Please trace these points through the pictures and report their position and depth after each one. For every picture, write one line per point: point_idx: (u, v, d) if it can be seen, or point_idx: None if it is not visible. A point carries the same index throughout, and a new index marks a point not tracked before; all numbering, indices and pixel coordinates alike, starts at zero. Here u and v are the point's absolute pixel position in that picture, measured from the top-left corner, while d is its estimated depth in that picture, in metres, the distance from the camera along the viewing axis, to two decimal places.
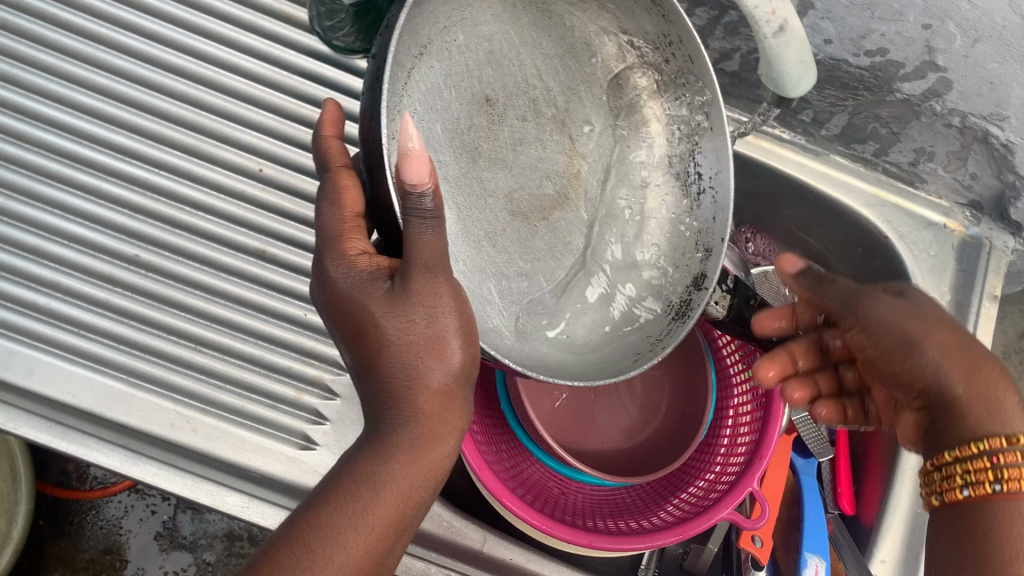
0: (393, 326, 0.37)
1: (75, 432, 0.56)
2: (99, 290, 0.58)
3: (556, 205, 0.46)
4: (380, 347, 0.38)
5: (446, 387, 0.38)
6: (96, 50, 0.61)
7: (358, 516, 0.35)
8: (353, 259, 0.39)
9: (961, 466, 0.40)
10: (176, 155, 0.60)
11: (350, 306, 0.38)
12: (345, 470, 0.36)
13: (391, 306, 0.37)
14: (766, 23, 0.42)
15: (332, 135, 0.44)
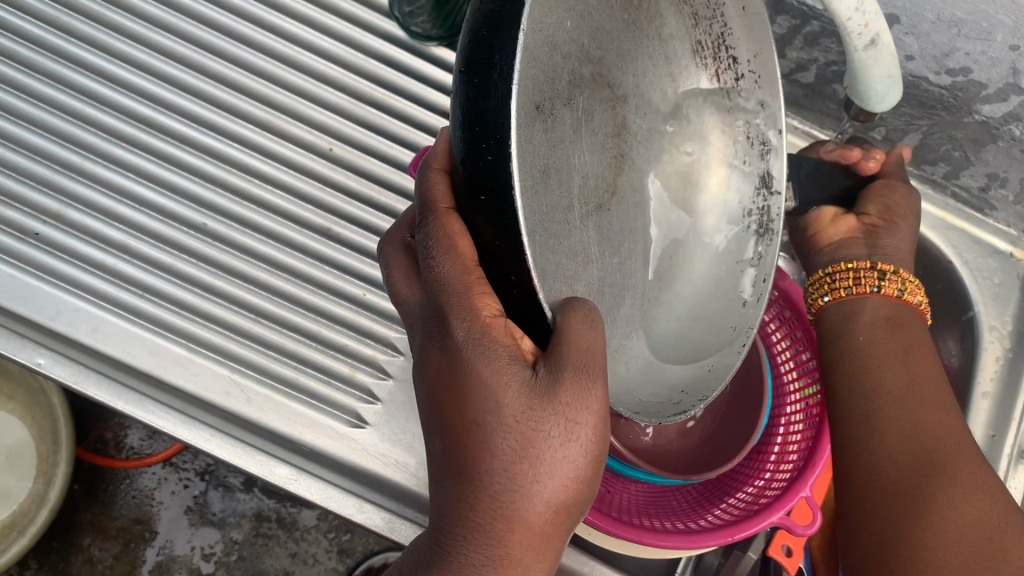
0: (517, 423, 0.31)
1: (133, 393, 0.57)
2: (166, 256, 0.59)
3: (618, 172, 0.37)
4: (489, 453, 0.31)
5: (551, 522, 0.32)
6: (182, 22, 0.62)
7: None
8: (480, 338, 0.31)
9: (883, 279, 0.56)
10: (250, 129, 0.61)
11: (473, 392, 0.31)
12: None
13: (525, 401, 0.31)
14: (858, 35, 0.42)
15: (439, 169, 0.33)
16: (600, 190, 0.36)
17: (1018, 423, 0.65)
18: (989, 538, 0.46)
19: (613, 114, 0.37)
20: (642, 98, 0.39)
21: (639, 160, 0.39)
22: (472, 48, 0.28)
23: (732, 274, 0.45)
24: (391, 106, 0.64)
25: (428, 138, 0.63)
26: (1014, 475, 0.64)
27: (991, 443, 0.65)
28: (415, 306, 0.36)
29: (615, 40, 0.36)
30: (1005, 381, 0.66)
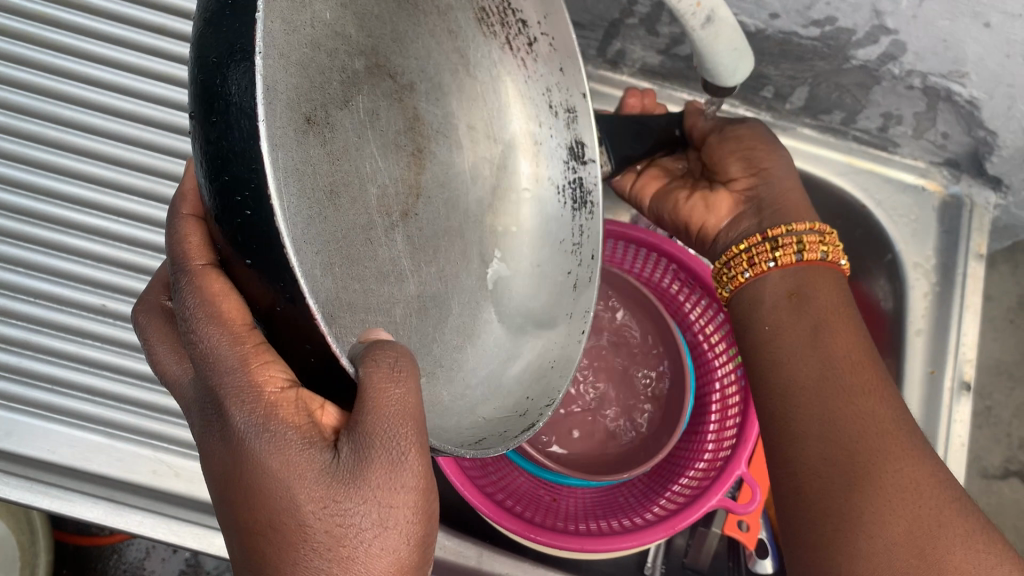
0: (322, 509, 0.31)
1: (55, 488, 0.56)
2: (69, 344, 0.57)
3: (419, 171, 0.40)
4: (298, 545, 0.31)
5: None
6: (43, 103, 0.59)
7: None
8: (275, 417, 0.30)
9: (772, 244, 0.53)
10: (133, 201, 0.59)
11: (270, 490, 0.31)
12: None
13: (332, 485, 0.31)
14: (692, 15, 0.41)
15: (194, 220, 0.32)
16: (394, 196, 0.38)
17: (954, 356, 0.64)
18: (925, 546, 0.41)
19: (400, 106, 0.39)
20: (430, 85, 0.41)
21: (442, 152, 0.41)
22: (201, 82, 0.26)
23: (566, 257, 0.46)
24: None
25: None
26: (958, 408, 0.63)
27: (931, 379, 0.64)
28: (189, 382, 0.35)
29: (386, 24, 0.38)
30: (935, 316, 0.65)
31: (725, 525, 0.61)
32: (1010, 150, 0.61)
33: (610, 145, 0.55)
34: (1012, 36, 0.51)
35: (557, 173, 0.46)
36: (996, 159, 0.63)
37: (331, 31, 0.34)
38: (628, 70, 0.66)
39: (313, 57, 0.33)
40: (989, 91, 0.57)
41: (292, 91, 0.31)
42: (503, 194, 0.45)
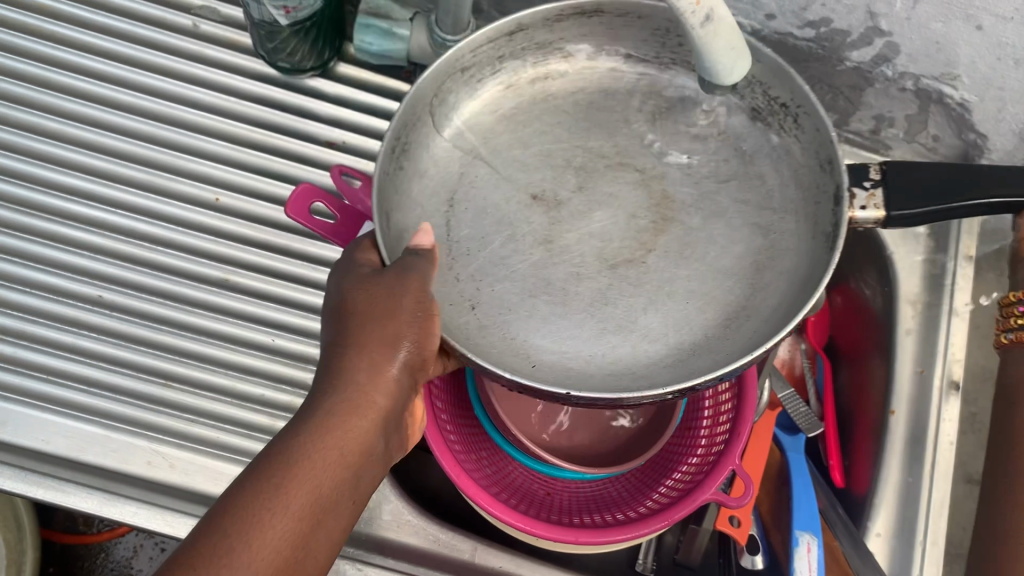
0: (365, 303, 0.40)
1: (51, 479, 0.56)
2: (66, 335, 0.58)
3: (659, 234, 0.46)
4: (353, 326, 0.40)
5: (314, 518, 0.35)
6: (42, 95, 0.61)
7: (281, 494, 0.34)
8: (360, 259, 0.42)
9: None
10: (131, 194, 0.60)
11: (343, 301, 0.41)
12: (198, 540, 0.32)
13: (370, 283, 0.41)
14: (691, 14, 0.41)
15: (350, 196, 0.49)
16: (612, 249, 0.46)
17: (943, 356, 0.64)
18: None
19: (647, 188, 0.48)
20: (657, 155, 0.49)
21: (703, 209, 0.47)
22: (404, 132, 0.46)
23: (823, 245, 0.44)
24: (273, 146, 0.63)
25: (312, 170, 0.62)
26: (947, 408, 0.63)
27: (920, 378, 0.64)
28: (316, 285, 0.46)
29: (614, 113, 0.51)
30: (924, 316, 0.66)
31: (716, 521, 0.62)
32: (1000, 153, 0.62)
33: (888, 193, 0.49)
34: (1003, 39, 0.52)
35: (826, 221, 0.44)
36: None
37: (546, 156, 0.49)
38: None
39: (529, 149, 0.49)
40: (980, 95, 0.57)
41: (470, 178, 0.49)
42: (772, 263, 0.45)
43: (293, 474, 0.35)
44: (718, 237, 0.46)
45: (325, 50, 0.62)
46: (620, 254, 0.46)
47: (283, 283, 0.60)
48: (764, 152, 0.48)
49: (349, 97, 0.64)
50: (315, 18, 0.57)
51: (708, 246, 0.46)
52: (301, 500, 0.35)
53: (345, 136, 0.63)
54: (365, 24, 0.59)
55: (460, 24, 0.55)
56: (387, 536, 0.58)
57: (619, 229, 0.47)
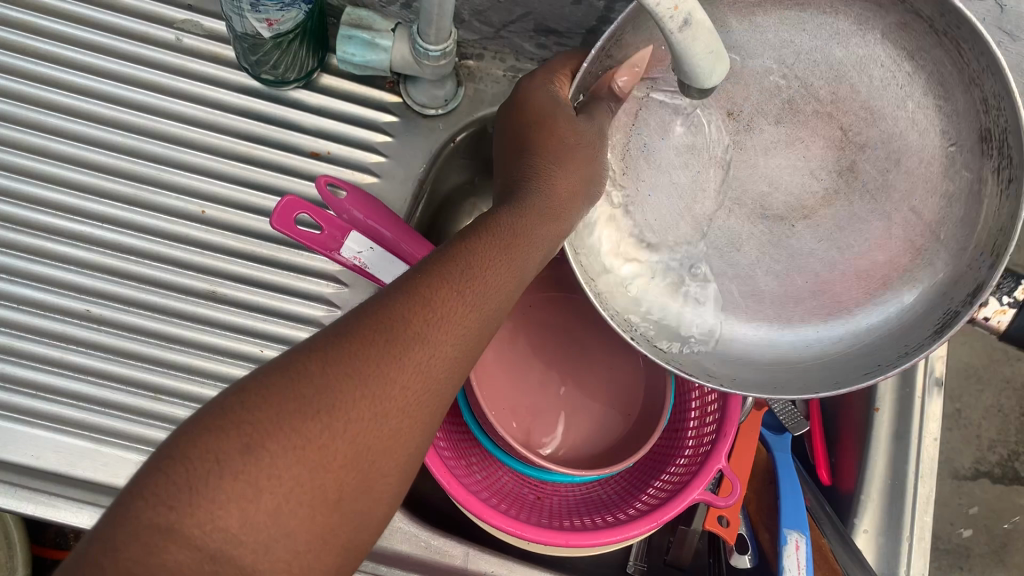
0: (553, 133, 0.46)
1: (43, 494, 0.56)
2: (54, 350, 0.58)
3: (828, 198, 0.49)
4: (548, 139, 0.46)
5: (460, 353, 0.35)
6: (26, 111, 0.61)
7: (493, 247, 0.38)
8: (558, 87, 0.49)
9: None
10: (118, 208, 0.61)
11: (530, 115, 0.47)
12: (338, 344, 0.32)
13: (561, 128, 0.46)
14: (670, 19, 0.40)
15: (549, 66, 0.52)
16: (782, 199, 0.50)
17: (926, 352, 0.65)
18: None
19: (839, 149, 0.48)
20: (890, 130, 0.47)
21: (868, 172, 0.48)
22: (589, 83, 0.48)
23: (933, 323, 0.45)
24: (259, 158, 0.63)
25: (298, 181, 0.63)
26: (930, 404, 0.64)
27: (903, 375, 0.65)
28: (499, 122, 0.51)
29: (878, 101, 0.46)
30: None
31: (705, 521, 0.63)
32: None
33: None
34: None
35: (956, 301, 0.45)
36: None
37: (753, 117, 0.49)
38: None
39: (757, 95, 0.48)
40: None
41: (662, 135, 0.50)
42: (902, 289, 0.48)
43: (491, 245, 0.38)
44: (868, 235, 0.49)
45: (308, 61, 0.62)
46: (792, 207, 0.50)
47: (271, 294, 0.61)
48: (969, 177, 0.45)
49: (333, 108, 0.65)
50: (296, 31, 0.57)
51: (858, 240, 0.49)
52: (454, 326, 0.35)
53: (330, 146, 0.64)
54: (348, 35, 0.59)
55: (442, 34, 0.55)
56: (378, 543, 0.58)
57: (802, 175, 0.50)
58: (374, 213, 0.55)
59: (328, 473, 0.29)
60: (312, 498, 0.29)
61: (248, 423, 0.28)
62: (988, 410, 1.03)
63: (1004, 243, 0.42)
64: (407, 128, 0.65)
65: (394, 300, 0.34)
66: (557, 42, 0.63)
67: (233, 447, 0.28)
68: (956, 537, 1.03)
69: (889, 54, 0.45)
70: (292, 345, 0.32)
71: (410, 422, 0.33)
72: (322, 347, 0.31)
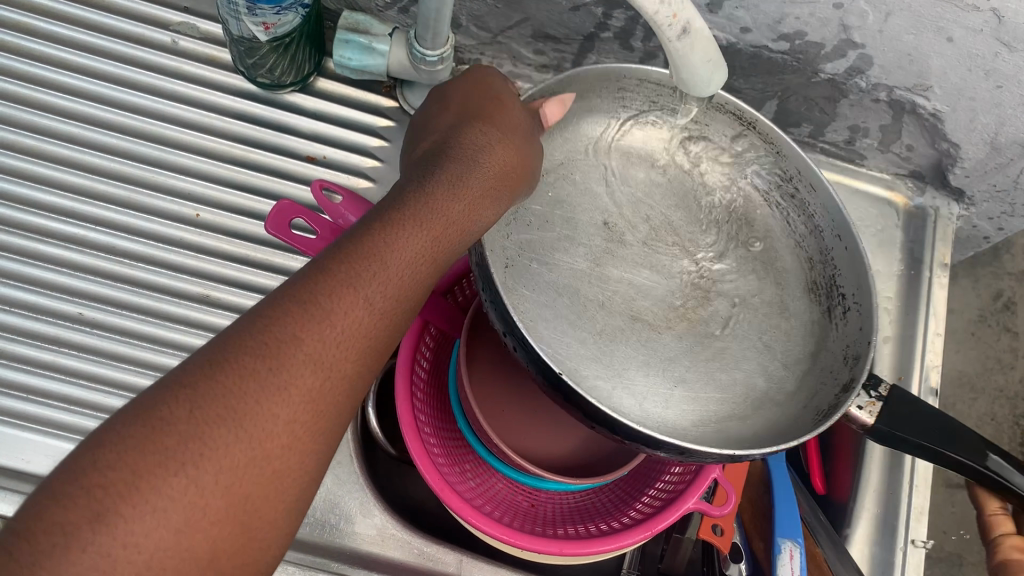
0: (491, 131, 0.46)
1: None
2: (46, 353, 0.57)
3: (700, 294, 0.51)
4: (481, 128, 0.46)
5: (346, 364, 0.34)
6: (21, 112, 0.61)
7: (395, 242, 0.37)
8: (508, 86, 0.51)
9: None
10: (112, 210, 0.60)
11: (476, 107, 0.48)
12: (205, 371, 0.31)
13: (502, 123, 0.47)
14: (668, 28, 0.40)
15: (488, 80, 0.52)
16: (674, 304, 0.51)
17: (921, 364, 0.66)
18: None
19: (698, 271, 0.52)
20: (733, 290, 0.52)
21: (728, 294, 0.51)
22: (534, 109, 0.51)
23: (823, 390, 0.45)
24: (255, 162, 0.63)
25: (295, 186, 0.63)
26: None
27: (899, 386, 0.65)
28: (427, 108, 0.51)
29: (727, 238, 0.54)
30: (902, 323, 0.67)
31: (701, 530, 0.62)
32: (972, 161, 0.63)
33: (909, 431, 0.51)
34: (973, 50, 0.52)
35: (823, 399, 0.45)
36: (959, 170, 0.65)
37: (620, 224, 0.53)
38: None
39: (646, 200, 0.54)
40: (951, 104, 0.58)
41: (567, 221, 0.52)
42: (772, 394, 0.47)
43: (395, 237, 0.37)
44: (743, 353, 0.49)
45: (304, 65, 0.62)
46: (679, 313, 0.50)
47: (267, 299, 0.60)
48: (805, 320, 0.50)
49: (330, 112, 0.65)
50: (294, 34, 0.57)
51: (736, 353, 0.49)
52: (334, 347, 0.34)
53: (326, 150, 0.64)
54: (344, 39, 0.59)
55: (440, 40, 0.55)
56: (372, 550, 0.58)
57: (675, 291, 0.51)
58: None
59: (200, 525, 0.28)
60: (185, 552, 0.28)
61: (102, 483, 0.27)
62: (981, 418, 1.01)
63: (854, 355, 0.46)
64: (403, 133, 0.65)
65: (269, 315, 0.33)
66: (553, 48, 0.63)
67: (83, 516, 0.26)
68: (948, 545, 1.10)
69: (736, 226, 0.54)
70: (150, 386, 0.30)
71: (291, 452, 0.32)
72: (188, 376, 0.31)
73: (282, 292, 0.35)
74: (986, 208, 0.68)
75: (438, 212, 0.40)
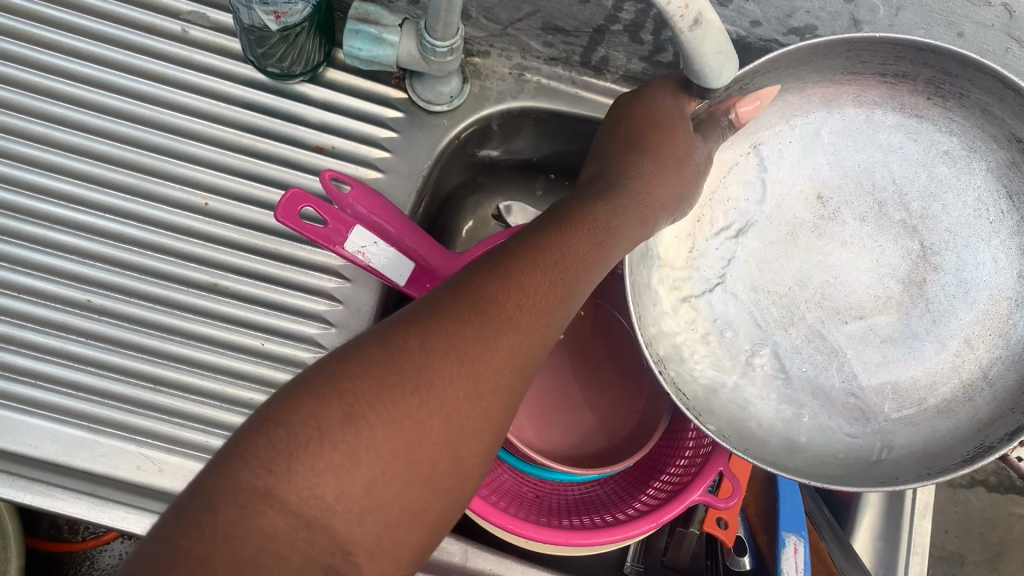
0: (663, 138, 0.51)
1: (39, 484, 0.55)
2: (53, 339, 0.58)
3: (922, 283, 0.53)
4: (661, 140, 0.51)
5: (499, 374, 0.37)
6: (31, 100, 0.61)
7: (547, 265, 0.41)
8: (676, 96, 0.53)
9: None
10: (120, 197, 0.60)
11: (653, 117, 0.52)
12: (370, 355, 0.34)
13: (668, 133, 0.51)
14: (680, 18, 0.40)
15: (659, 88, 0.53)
16: (872, 296, 0.53)
17: None
18: None
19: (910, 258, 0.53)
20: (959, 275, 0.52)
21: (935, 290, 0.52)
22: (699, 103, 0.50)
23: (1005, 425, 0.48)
24: (263, 151, 0.63)
25: (302, 175, 0.63)
26: None
27: None
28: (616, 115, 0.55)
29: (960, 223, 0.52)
30: None
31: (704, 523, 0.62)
32: None
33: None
34: (984, 45, 0.52)
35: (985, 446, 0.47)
36: None
37: (803, 212, 0.55)
38: (610, 76, 0.66)
39: (840, 177, 0.54)
40: None
41: (747, 225, 0.55)
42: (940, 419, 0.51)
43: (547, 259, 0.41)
44: (928, 353, 0.52)
45: (314, 55, 0.62)
46: (882, 301, 0.53)
47: (273, 288, 0.61)
48: None
49: (338, 102, 0.65)
50: (304, 23, 0.57)
51: (926, 349, 0.52)
52: (514, 335, 0.38)
53: (334, 141, 0.64)
54: (355, 29, 0.59)
55: (450, 30, 0.55)
56: None
57: (876, 275, 0.53)
58: (378, 209, 0.55)
59: (419, 445, 0.34)
60: (408, 465, 0.33)
61: (352, 388, 0.33)
62: None
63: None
64: (412, 124, 0.65)
65: (430, 313, 0.36)
66: (564, 40, 0.63)
67: (337, 414, 0.32)
68: (950, 544, 1.10)
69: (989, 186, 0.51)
70: (319, 362, 0.34)
71: (471, 416, 0.36)
72: (354, 355, 0.34)
73: (445, 293, 0.38)
74: None
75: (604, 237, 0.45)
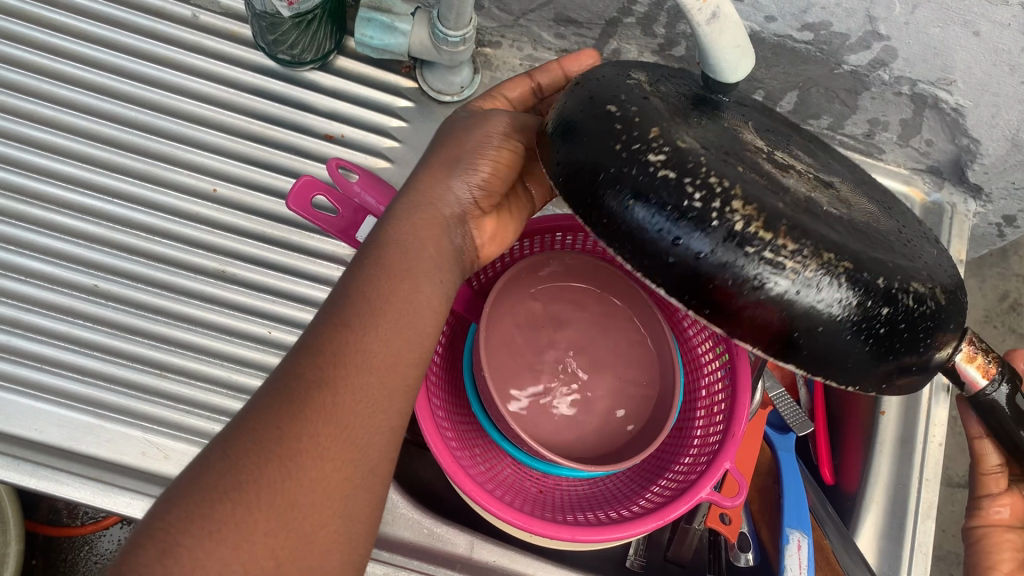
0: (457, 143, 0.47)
1: (47, 469, 0.54)
2: (61, 324, 0.58)
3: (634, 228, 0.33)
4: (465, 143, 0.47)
5: (346, 434, 0.38)
6: (40, 83, 0.61)
7: (357, 322, 0.40)
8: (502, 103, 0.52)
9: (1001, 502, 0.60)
10: (128, 182, 0.60)
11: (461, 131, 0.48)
12: (191, 485, 0.35)
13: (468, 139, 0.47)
14: (698, 11, 0.41)
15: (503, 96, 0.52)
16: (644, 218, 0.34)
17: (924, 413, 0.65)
18: None
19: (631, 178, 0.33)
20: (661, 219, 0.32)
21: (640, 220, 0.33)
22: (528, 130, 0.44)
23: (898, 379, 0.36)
24: (272, 137, 0.63)
25: (311, 162, 0.62)
26: (933, 433, 0.65)
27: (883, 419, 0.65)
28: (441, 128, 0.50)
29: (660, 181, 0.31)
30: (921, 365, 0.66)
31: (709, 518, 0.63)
32: (992, 158, 0.63)
33: None
34: (999, 45, 0.52)
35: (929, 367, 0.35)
36: (978, 167, 0.65)
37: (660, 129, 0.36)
38: None
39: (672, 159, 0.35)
40: (974, 99, 0.57)
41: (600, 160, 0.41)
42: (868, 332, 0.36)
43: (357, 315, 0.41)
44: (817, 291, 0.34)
45: (325, 43, 0.62)
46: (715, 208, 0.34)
47: (282, 276, 0.60)
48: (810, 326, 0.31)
49: (346, 90, 0.64)
50: (316, 10, 0.56)
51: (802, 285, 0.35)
52: (334, 400, 0.38)
53: (344, 129, 0.64)
54: (367, 17, 0.59)
55: (462, 20, 0.55)
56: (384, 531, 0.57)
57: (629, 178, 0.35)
58: (386, 198, 0.55)
59: (256, 540, 0.34)
60: (250, 559, 0.33)
61: (165, 523, 0.33)
62: None
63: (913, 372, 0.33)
64: (421, 114, 0.65)
65: (243, 427, 0.37)
66: (575, 32, 0.63)
67: (154, 547, 0.32)
68: (947, 543, 1.10)
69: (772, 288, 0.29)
70: (143, 519, 0.34)
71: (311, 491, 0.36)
72: (176, 494, 0.35)
73: (258, 402, 0.38)
74: (1003, 206, 0.69)
75: (394, 257, 0.43)
